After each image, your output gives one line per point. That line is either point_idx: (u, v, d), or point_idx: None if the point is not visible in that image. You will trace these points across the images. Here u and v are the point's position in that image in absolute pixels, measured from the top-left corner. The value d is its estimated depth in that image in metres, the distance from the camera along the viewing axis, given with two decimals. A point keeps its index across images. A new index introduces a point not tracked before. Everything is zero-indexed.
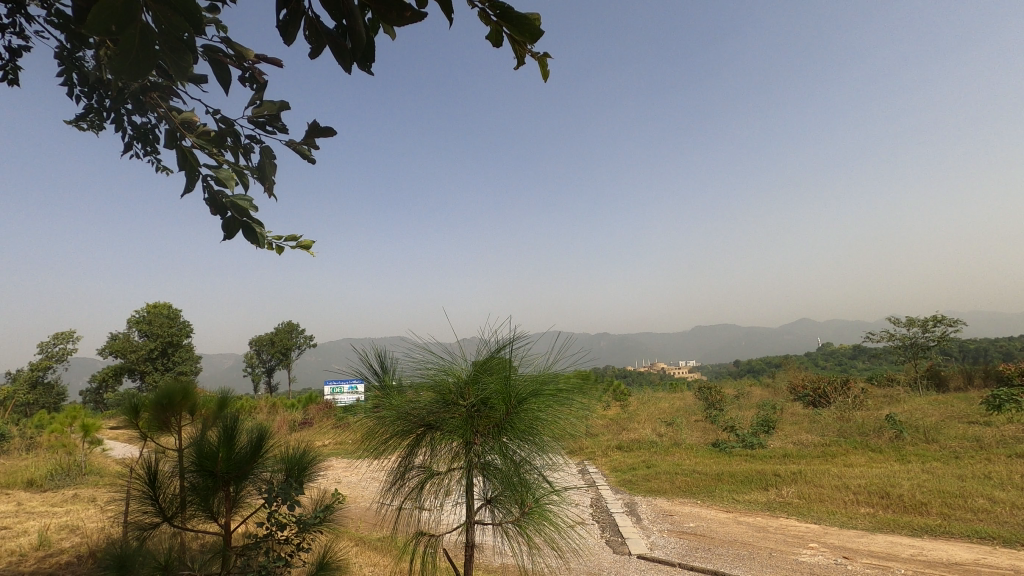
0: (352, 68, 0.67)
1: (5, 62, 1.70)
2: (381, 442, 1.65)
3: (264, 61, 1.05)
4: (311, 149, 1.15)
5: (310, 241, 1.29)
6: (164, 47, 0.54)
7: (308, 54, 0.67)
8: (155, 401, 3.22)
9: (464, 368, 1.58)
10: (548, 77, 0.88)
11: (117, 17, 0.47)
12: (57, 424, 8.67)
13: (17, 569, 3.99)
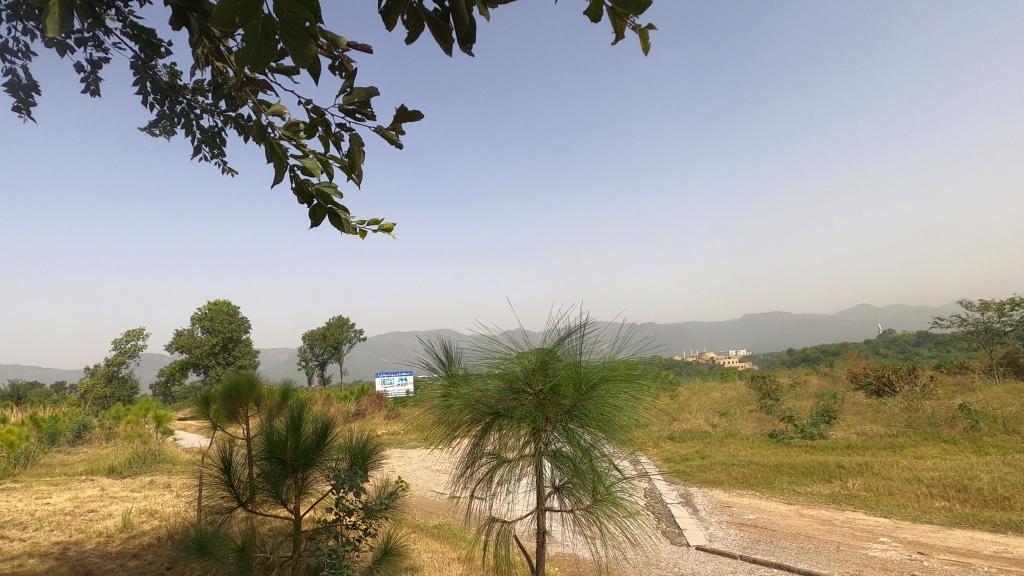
0: (450, 50, 0.65)
1: (87, 74, 1.80)
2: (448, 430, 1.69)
3: (354, 49, 1.01)
4: (399, 135, 1.07)
5: (392, 223, 1.25)
6: (285, 36, 0.54)
7: (407, 39, 0.68)
8: (224, 392, 3.38)
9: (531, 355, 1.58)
10: (647, 50, 0.82)
11: (240, 11, 0.46)
12: (132, 415, 9.27)
13: (105, 549, 4.29)
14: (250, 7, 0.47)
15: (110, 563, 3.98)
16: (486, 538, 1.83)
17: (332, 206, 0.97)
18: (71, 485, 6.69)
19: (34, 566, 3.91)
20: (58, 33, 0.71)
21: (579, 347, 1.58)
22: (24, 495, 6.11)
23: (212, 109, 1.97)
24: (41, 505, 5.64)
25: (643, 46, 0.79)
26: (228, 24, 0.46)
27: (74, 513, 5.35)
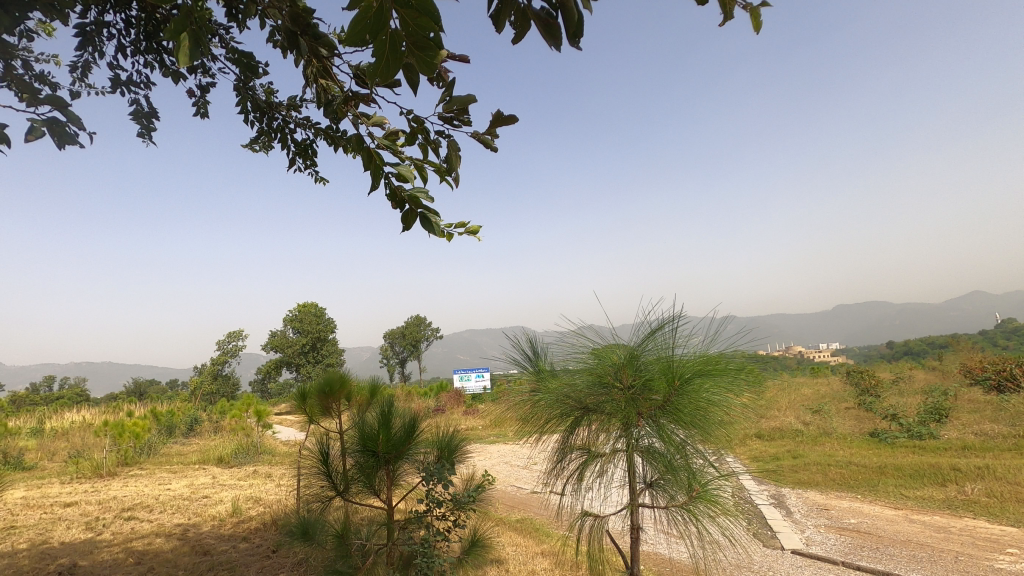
0: (558, 44, 0.67)
1: (197, 98, 1.98)
2: (536, 424, 1.72)
3: (453, 58, 1.00)
4: (496, 137, 1.04)
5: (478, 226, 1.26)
6: (411, 46, 0.58)
7: (516, 40, 0.70)
8: (318, 388, 3.60)
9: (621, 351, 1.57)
10: (760, 28, 0.79)
11: (369, 27, 0.54)
12: (237, 410, 10.08)
13: (219, 532, 4.71)
14: (378, 21, 0.53)
15: (223, 545, 4.36)
16: (576, 533, 1.83)
17: (422, 210, 1.00)
18: (187, 473, 7.38)
19: (161, 545, 4.37)
20: (187, 64, 0.78)
21: (670, 340, 1.57)
22: (150, 481, 6.82)
23: (305, 123, 2.10)
24: (163, 490, 6.27)
25: (756, 24, 0.76)
26: (356, 42, 0.53)
27: (191, 498, 5.90)
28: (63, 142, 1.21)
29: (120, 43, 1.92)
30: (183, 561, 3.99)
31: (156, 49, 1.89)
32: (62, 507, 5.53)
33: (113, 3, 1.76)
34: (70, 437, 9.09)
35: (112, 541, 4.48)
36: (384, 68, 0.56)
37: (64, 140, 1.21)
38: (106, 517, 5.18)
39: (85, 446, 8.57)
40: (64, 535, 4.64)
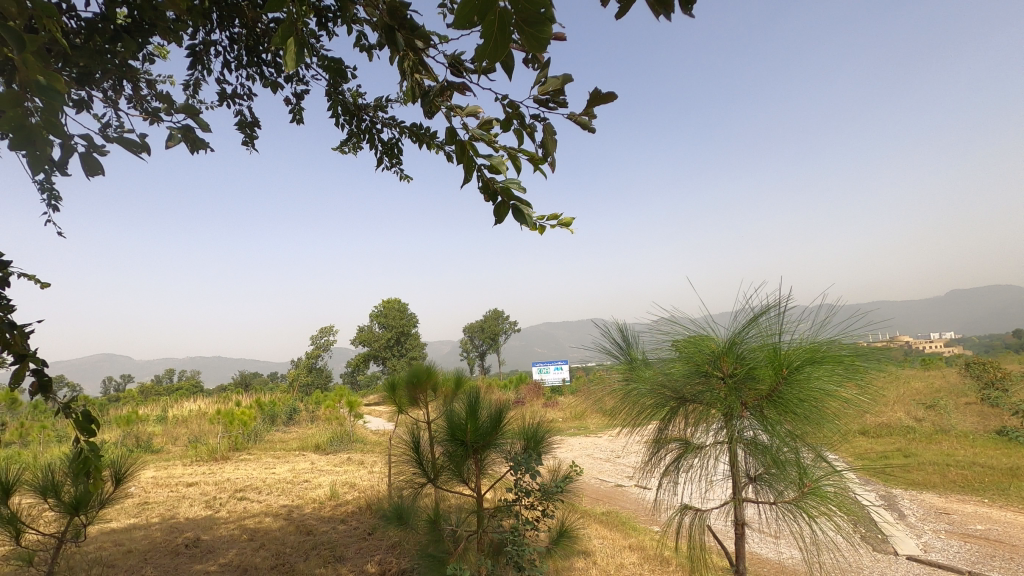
0: (668, 13, 0.63)
1: (294, 105, 2.10)
2: (631, 413, 1.70)
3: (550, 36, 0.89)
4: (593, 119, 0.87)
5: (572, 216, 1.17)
6: (518, 26, 0.56)
7: (622, 14, 0.68)
8: (407, 379, 3.76)
9: (720, 339, 1.52)
10: None
11: (475, 10, 0.53)
12: (331, 401, 10.75)
13: (320, 513, 5.04)
14: (483, 4, 0.53)
15: (324, 525, 4.67)
16: (673, 527, 1.78)
17: (516, 201, 0.97)
18: (289, 458, 7.95)
19: (270, 524, 4.74)
20: (294, 68, 0.82)
21: (775, 324, 1.48)
22: (258, 465, 7.42)
23: (391, 123, 2.18)
24: (270, 474, 6.81)
25: None
26: (468, 25, 0.54)
27: (294, 481, 6.36)
28: (196, 147, 1.32)
29: (226, 59, 2.07)
30: (289, 539, 4.30)
31: (257, 61, 2.03)
32: (186, 486, 6.15)
33: (218, 22, 1.90)
34: (189, 423, 10.07)
35: (228, 518, 4.92)
36: (491, 51, 0.56)
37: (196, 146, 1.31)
38: (222, 496, 5.70)
39: (201, 432, 9.46)
40: (188, 511, 5.16)
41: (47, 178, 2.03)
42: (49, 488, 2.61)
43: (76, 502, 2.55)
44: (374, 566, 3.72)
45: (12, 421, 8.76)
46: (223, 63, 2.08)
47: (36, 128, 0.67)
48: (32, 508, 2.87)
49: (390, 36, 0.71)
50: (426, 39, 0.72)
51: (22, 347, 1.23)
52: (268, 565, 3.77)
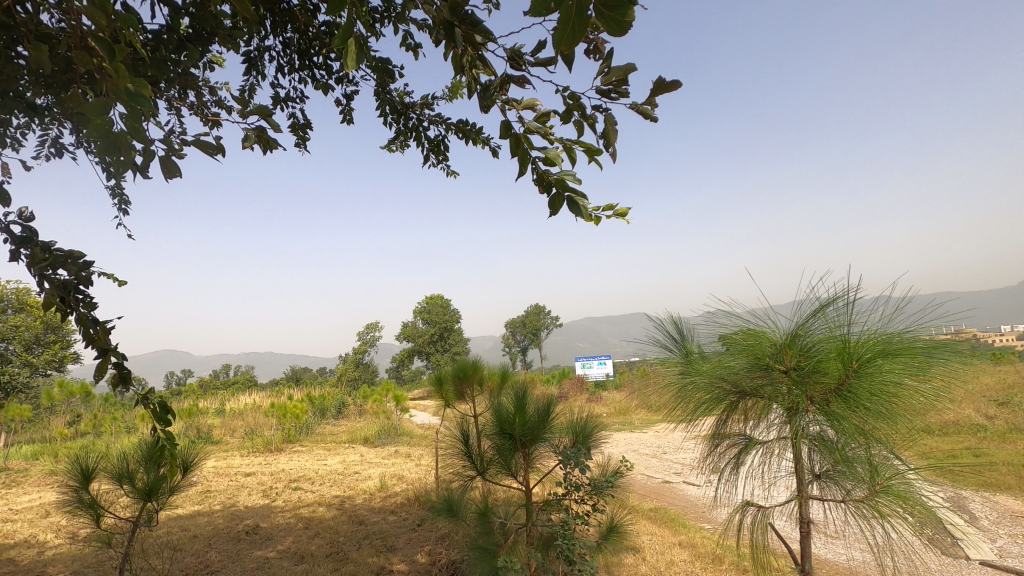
0: None
1: (344, 106, 2.16)
2: (688, 407, 1.72)
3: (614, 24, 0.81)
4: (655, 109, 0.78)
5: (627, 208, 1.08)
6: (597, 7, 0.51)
7: None
8: (453, 373, 3.81)
9: (781, 333, 1.51)
10: None
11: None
12: (378, 395, 11.00)
13: (370, 504, 5.18)
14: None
15: (375, 516, 4.80)
16: (736, 525, 1.76)
17: (570, 193, 0.97)
18: (340, 450, 8.20)
19: (324, 513, 4.91)
20: (354, 69, 0.82)
21: (844, 316, 1.44)
22: (310, 457, 7.68)
23: (437, 120, 2.20)
24: (322, 465, 7.04)
25: None
26: (544, 13, 0.53)
27: (345, 473, 6.56)
28: (269, 147, 1.35)
29: (280, 64, 2.14)
30: (342, 528, 4.44)
31: (309, 65, 2.08)
32: (244, 475, 6.44)
33: (272, 28, 1.96)
34: (245, 416, 10.53)
35: (285, 507, 5.12)
36: (570, 33, 0.49)
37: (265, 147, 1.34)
38: (278, 486, 5.94)
39: (257, 424, 9.87)
40: (247, 500, 5.40)
41: (120, 183, 2.15)
42: (125, 475, 2.78)
43: (149, 489, 2.71)
44: (424, 556, 3.79)
45: (86, 413, 9.36)
46: (277, 67, 2.15)
47: (123, 136, 0.70)
48: (110, 494, 3.07)
49: (450, 32, 0.71)
50: (488, 32, 0.71)
51: (105, 342, 1.31)
52: (323, 552, 3.90)
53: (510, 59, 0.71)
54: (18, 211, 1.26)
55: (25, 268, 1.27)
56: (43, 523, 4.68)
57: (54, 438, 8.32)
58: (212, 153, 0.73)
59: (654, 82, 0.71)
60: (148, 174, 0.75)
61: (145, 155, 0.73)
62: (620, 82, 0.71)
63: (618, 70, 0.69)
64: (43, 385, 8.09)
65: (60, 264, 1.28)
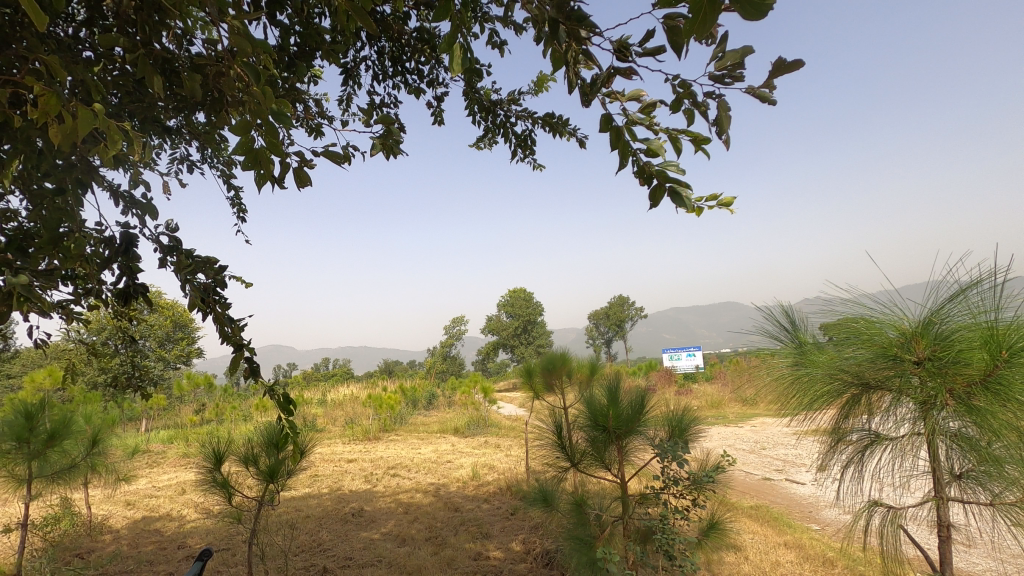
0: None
1: (435, 108, 2.23)
2: (805, 401, 1.64)
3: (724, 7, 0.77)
4: (771, 91, 0.73)
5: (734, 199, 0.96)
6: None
7: None
8: (543, 366, 3.85)
9: (913, 321, 1.40)
10: None
11: None
12: (466, 387, 11.34)
13: (464, 492, 5.36)
14: None
15: (469, 503, 4.96)
16: (861, 527, 1.66)
17: (672, 180, 0.84)
18: (432, 440, 8.54)
19: (421, 499, 5.15)
20: (459, 72, 0.83)
21: (989, 302, 1.30)
22: (406, 445, 8.06)
23: (524, 115, 2.22)
24: (417, 453, 7.37)
25: None
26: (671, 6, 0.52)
27: (439, 461, 6.83)
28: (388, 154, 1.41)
29: (375, 72, 2.24)
30: (439, 514, 4.63)
31: (401, 70, 2.17)
32: (348, 461, 6.89)
33: (369, 38, 2.06)
34: (345, 406, 11.23)
35: (385, 492, 5.43)
36: (700, 23, 0.47)
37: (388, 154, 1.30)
38: (378, 472, 6.29)
39: (356, 414, 10.51)
40: (352, 484, 5.78)
41: (240, 193, 2.36)
42: (250, 459, 3.07)
43: (271, 471, 2.97)
44: (519, 544, 3.87)
45: (210, 402, 10.41)
46: (372, 75, 2.26)
47: (262, 150, 0.77)
48: (239, 475, 3.41)
49: (556, 28, 0.72)
50: (595, 26, 0.72)
51: (239, 338, 1.45)
52: (423, 536, 4.10)
53: (616, 51, 0.70)
54: (164, 223, 1.42)
55: (172, 273, 1.43)
56: (181, 499, 5.27)
57: (186, 424, 9.34)
58: (335, 163, 0.78)
59: (773, 64, 0.67)
60: (281, 185, 0.81)
61: (281, 167, 0.79)
62: (735, 67, 0.68)
63: (735, 54, 0.66)
64: (174, 377, 9.09)
65: (200, 269, 1.43)
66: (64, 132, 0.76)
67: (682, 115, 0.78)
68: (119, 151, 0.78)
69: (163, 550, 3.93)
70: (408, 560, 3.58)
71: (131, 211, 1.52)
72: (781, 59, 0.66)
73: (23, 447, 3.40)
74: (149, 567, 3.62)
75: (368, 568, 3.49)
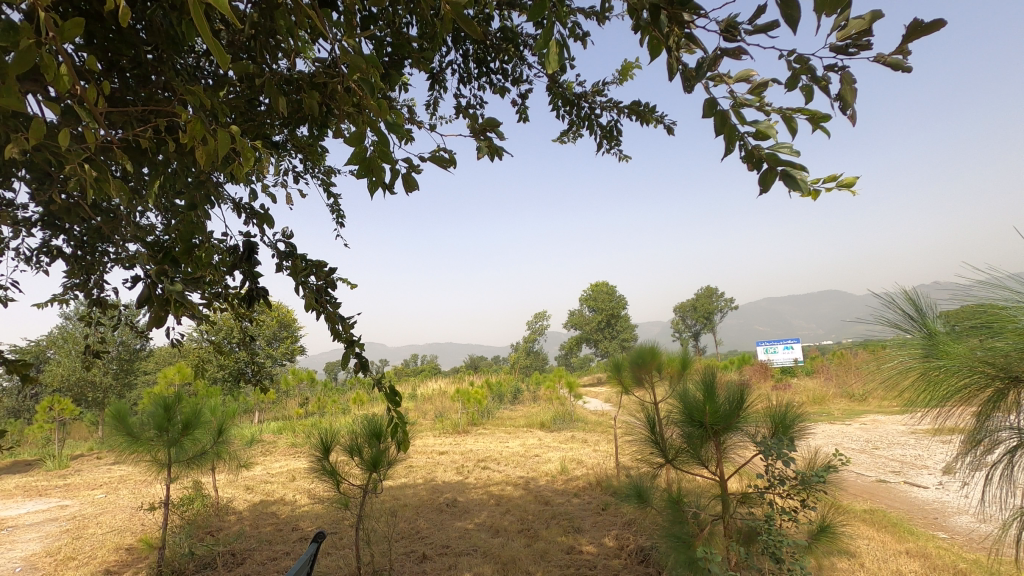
0: None
1: (520, 105, 2.25)
2: (939, 393, 1.53)
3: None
4: (903, 58, 0.67)
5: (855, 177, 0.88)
6: None
7: None
8: (632, 360, 3.78)
9: None
10: None
11: None
12: (551, 382, 11.37)
13: (553, 486, 5.39)
14: None
15: (559, 497, 4.98)
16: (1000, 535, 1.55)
17: (786, 162, 0.79)
18: (519, 434, 8.66)
19: (511, 492, 5.24)
20: (556, 69, 0.84)
21: None
22: (494, 439, 8.23)
23: (609, 105, 2.19)
24: (505, 447, 7.50)
25: None
26: None
27: (527, 455, 6.92)
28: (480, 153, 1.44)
29: (461, 75, 2.31)
30: (530, 507, 4.69)
31: (486, 71, 2.22)
32: (439, 454, 7.14)
33: (455, 43, 2.12)
34: (434, 400, 11.63)
35: (476, 484, 5.57)
36: None
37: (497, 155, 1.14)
38: (469, 464, 6.47)
39: (445, 408, 10.85)
40: (444, 475, 5.98)
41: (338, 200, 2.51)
42: (354, 449, 3.26)
43: (373, 461, 3.14)
44: (612, 540, 3.83)
45: (312, 396, 11.16)
46: (458, 79, 2.32)
47: (374, 159, 0.81)
48: (344, 464, 3.64)
49: (658, 14, 0.71)
50: (699, 7, 0.70)
51: (349, 336, 1.54)
52: (515, 528, 4.17)
53: (724, 31, 0.68)
54: (280, 231, 1.54)
55: (290, 276, 1.56)
56: (292, 486, 5.72)
57: (293, 416, 10.10)
58: (442, 167, 0.80)
59: (907, 28, 0.62)
60: (392, 191, 0.85)
61: (392, 174, 0.83)
62: (860, 36, 0.64)
63: (861, 21, 0.62)
64: (281, 373, 9.83)
65: (312, 272, 1.54)
66: (208, 154, 0.85)
67: (798, 93, 0.74)
68: (253, 168, 0.86)
69: (279, 531, 4.29)
70: (502, 551, 3.66)
71: (252, 222, 1.67)
72: (917, 23, 0.61)
73: (163, 435, 3.84)
74: (269, 546, 3.96)
75: (464, 557, 3.61)
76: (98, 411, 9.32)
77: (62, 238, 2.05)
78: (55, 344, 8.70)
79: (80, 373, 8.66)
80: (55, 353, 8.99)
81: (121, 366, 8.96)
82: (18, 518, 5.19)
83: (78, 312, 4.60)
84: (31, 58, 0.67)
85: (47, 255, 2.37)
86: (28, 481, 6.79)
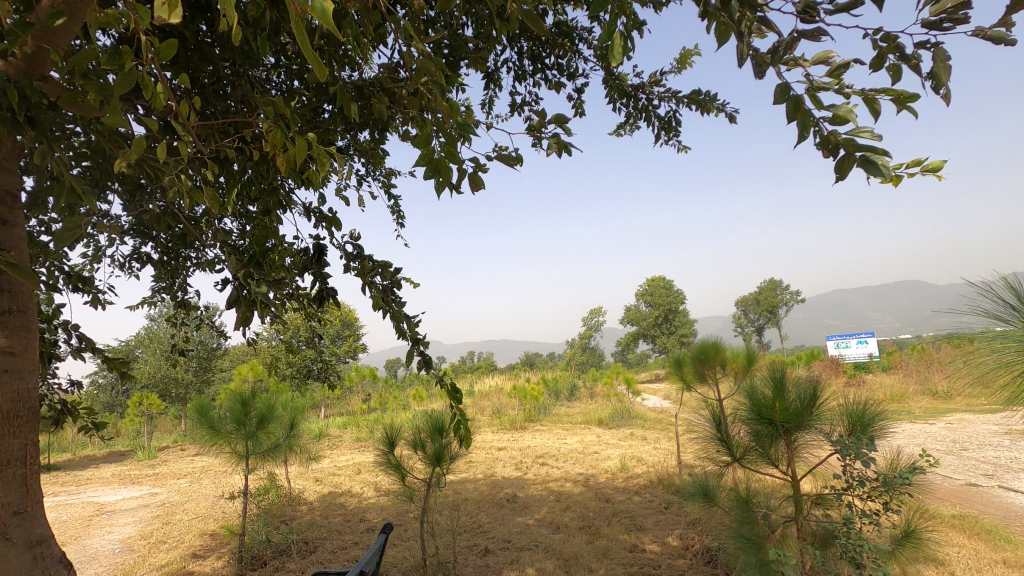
0: None
1: (576, 100, 2.24)
2: None
3: None
4: (1005, 31, 0.62)
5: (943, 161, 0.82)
6: None
7: None
8: (694, 356, 3.67)
9: None
10: None
11: None
12: (608, 378, 11.25)
13: (613, 483, 5.34)
14: None
15: (620, 495, 4.92)
16: None
17: (865, 146, 0.75)
18: (577, 431, 8.62)
19: (571, 488, 5.23)
20: (618, 62, 0.82)
21: None
22: (552, 436, 8.23)
23: (667, 95, 2.14)
24: (563, 444, 7.49)
25: None
26: None
27: (586, 452, 6.88)
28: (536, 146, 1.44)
29: (516, 72, 2.31)
30: (591, 504, 4.67)
31: (540, 67, 2.22)
32: (498, 450, 7.22)
33: (509, 41, 2.13)
34: (491, 396, 11.76)
35: (535, 480, 5.60)
36: None
37: (563, 152, 1.12)
38: (528, 460, 6.51)
39: (502, 405, 10.96)
40: (504, 471, 6.05)
41: (398, 201, 2.57)
42: (418, 443, 3.35)
43: (436, 455, 3.22)
44: (676, 540, 3.76)
45: (374, 392, 11.54)
46: (513, 77, 2.34)
47: (441, 160, 0.83)
48: (408, 458, 3.74)
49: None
50: None
51: (414, 334, 1.59)
52: (576, 525, 4.15)
53: (801, 13, 0.65)
54: (348, 233, 1.60)
55: (357, 277, 1.61)
56: (358, 478, 5.94)
57: (357, 412, 10.50)
58: (508, 165, 0.81)
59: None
60: (459, 190, 0.87)
61: (459, 174, 0.85)
62: (956, 9, 0.59)
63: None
64: (345, 369, 10.23)
65: (379, 272, 1.59)
66: (287, 161, 0.89)
67: (884, 74, 0.70)
68: (327, 171, 0.90)
69: (348, 522, 4.47)
70: (563, 547, 3.66)
71: (321, 225, 1.74)
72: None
73: (241, 429, 4.08)
74: (339, 536, 4.13)
75: (526, 552, 3.64)
76: (181, 406, 10.00)
77: (150, 244, 2.21)
78: (143, 344, 9.41)
79: (164, 370, 9.32)
80: (142, 352, 9.72)
81: (200, 364, 9.58)
82: (115, 503, 5.64)
83: (164, 313, 4.96)
84: (133, 78, 0.73)
85: (137, 261, 2.57)
86: (122, 470, 7.39)
